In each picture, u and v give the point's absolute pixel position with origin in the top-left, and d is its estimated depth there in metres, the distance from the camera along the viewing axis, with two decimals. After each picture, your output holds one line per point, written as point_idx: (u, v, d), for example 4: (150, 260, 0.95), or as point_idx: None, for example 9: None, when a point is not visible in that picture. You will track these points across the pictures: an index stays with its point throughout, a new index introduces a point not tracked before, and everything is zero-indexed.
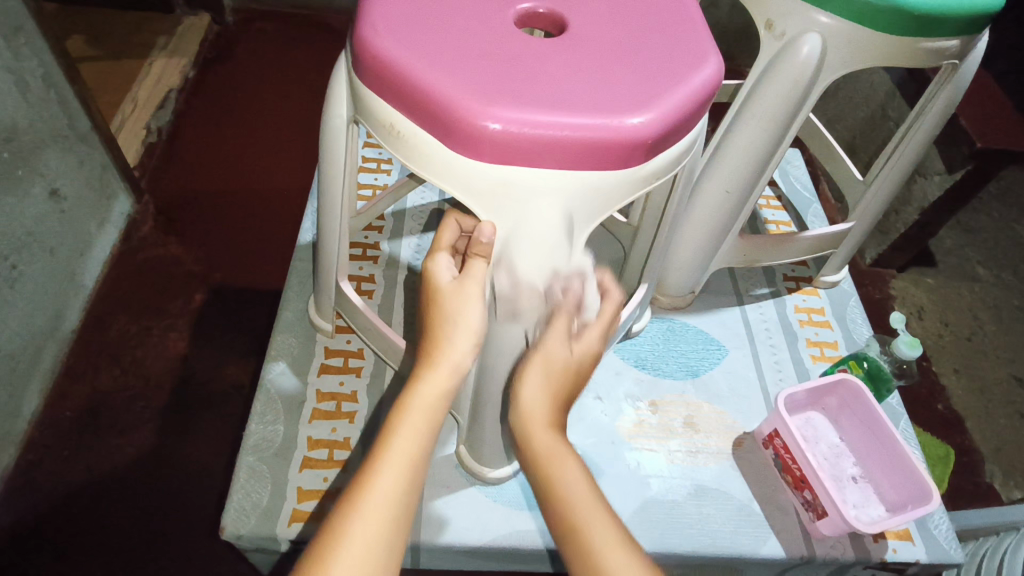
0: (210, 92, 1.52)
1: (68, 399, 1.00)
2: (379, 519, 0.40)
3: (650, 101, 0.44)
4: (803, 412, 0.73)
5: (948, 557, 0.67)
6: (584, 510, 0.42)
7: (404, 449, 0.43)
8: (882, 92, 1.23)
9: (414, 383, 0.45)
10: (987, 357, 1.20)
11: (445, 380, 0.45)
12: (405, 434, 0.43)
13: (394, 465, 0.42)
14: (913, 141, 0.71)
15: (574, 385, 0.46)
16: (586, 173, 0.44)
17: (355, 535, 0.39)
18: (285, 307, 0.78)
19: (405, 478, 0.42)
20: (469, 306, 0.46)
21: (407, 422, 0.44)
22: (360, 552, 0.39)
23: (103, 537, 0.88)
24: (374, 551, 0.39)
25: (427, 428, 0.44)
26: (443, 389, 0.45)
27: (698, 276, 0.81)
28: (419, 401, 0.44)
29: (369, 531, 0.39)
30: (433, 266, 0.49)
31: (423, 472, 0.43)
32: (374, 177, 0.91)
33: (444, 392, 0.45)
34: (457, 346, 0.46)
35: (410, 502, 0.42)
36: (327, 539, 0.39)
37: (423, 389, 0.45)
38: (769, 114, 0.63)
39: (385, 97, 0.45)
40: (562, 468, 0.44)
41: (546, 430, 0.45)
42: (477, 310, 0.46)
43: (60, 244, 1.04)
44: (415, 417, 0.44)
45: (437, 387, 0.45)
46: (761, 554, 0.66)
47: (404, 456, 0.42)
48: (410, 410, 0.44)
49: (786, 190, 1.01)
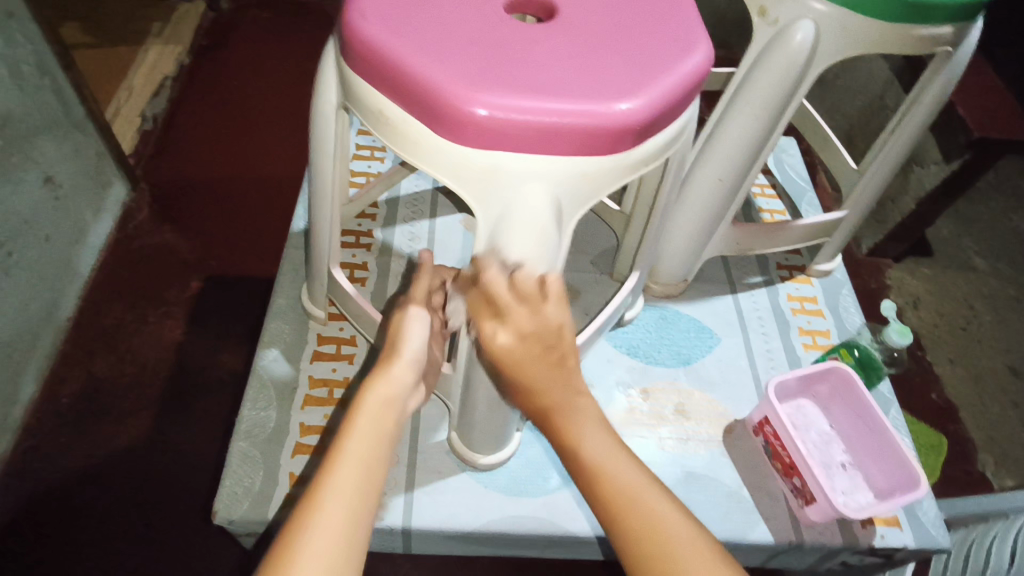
0: (205, 78, 1.51)
1: (65, 385, 1.00)
2: (339, 514, 0.40)
3: (638, 86, 0.43)
4: (793, 400, 0.73)
5: (935, 542, 0.68)
6: (612, 472, 0.44)
7: (359, 451, 0.43)
8: (880, 80, 1.22)
9: (362, 393, 0.47)
10: (981, 347, 1.21)
11: (389, 388, 0.47)
12: (358, 437, 0.44)
13: (350, 467, 0.42)
14: (907, 130, 0.70)
15: (530, 367, 0.47)
16: (575, 158, 0.44)
17: (316, 532, 0.39)
18: (278, 294, 0.78)
19: (361, 478, 0.42)
20: (411, 325, 0.52)
21: (358, 427, 0.45)
22: (324, 550, 0.38)
23: (98, 521, 0.88)
24: (336, 546, 0.39)
25: (380, 432, 0.45)
26: (387, 397, 0.47)
27: (691, 265, 0.81)
28: (371, 406, 0.46)
29: (329, 527, 0.39)
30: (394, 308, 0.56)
31: (381, 471, 0.43)
32: (368, 165, 0.91)
33: (391, 400, 0.47)
34: (399, 363, 0.49)
35: (368, 499, 0.42)
36: (287, 540, 0.39)
37: (373, 395, 0.47)
38: (762, 102, 0.63)
39: (373, 81, 0.45)
40: (586, 428, 0.47)
41: (538, 373, 0.47)
42: (415, 331, 0.52)
43: (55, 231, 1.04)
44: (366, 422, 0.45)
45: (382, 395, 0.47)
46: (749, 538, 0.66)
47: (359, 457, 0.43)
48: (363, 415, 0.46)
49: (781, 178, 1.01)
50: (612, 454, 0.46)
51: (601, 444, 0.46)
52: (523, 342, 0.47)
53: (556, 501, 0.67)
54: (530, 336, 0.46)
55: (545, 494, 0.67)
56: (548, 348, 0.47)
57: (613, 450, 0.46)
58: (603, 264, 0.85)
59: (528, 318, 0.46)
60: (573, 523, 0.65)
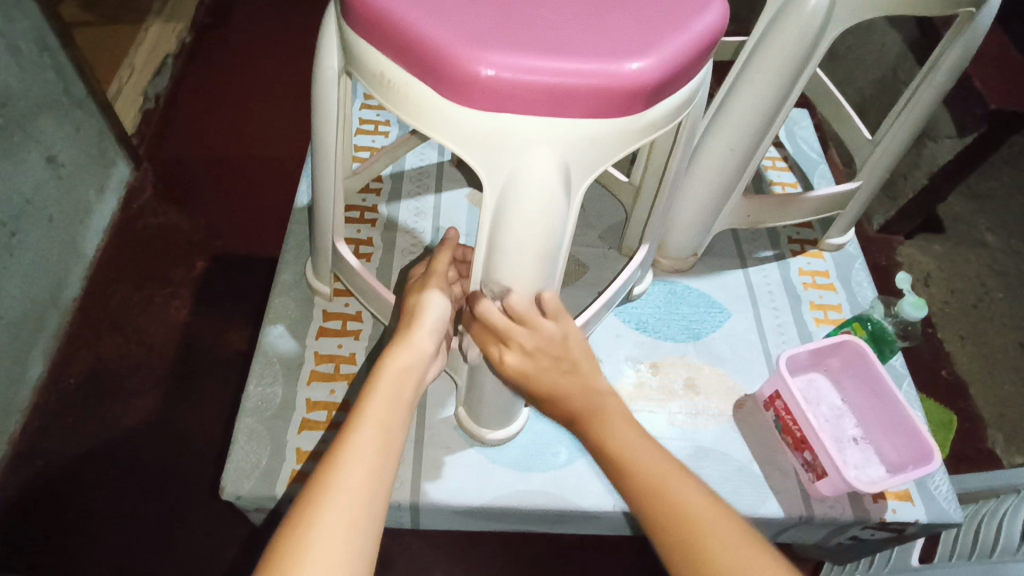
0: (206, 57, 1.49)
1: (73, 364, 1.00)
2: (363, 466, 0.41)
3: (649, 46, 0.42)
4: (805, 373, 0.72)
5: (948, 517, 0.67)
6: (643, 462, 0.46)
7: (378, 414, 0.45)
8: (894, 52, 1.19)
9: (381, 361, 0.49)
10: (992, 324, 1.19)
11: (408, 356, 0.49)
12: (378, 400, 0.46)
13: (372, 426, 0.44)
14: (925, 98, 0.68)
15: (548, 380, 0.50)
16: (584, 121, 0.42)
17: (342, 484, 0.40)
18: (282, 270, 0.77)
19: (380, 438, 0.43)
20: (429, 305, 0.52)
21: (378, 393, 0.46)
22: (349, 500, 0.40)
23: (108, 499, 0.89)
24: (359, 499, 0.40)
25: (399, 395, 0.47)
26: (406, 363, 0.48)
27: (701, 238, 0.80)
28: (390, 374, 0.47)
29: (354, 479, 0.41)
30: (414, 284, 0.57)
31: (399, 430, 0.45)
32: (372, 140, 0.90)
33: (409, 368, 0.48)
34: (419, 331, 0.51)
35: (390, 454, 0.43)
36: (313, 492, 0.40)
37: (391, 364, 0.48)
38: (775, 68, 0.61)
39: (375, 44, 0.43)
40: (615, 424, 0.48)
41: (553, 386, 0.50)
42: (432, 305, 0.52)
43: (59, 211, 1.03)
44: (385, 389, 0.46)
45: (402, 361, 0.48)
46: (759, 513, 0.66)
47: (379, 421, 0.44)
48: (382, 382, 0.47)
49: (792, 151, 0.99)
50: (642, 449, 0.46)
51: (634, 442, 0.47)
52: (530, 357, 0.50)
53: (565, 477, 0.66)
54: (534, 352, 0.50)
55: (554, 468, 0.67)
56: (558, 356, 0.50)
57: (639, 441, 0.47)
58: (611, 239, 0.84)
59: (530, 338, 0.49)
60: (582, 498, 0.65)
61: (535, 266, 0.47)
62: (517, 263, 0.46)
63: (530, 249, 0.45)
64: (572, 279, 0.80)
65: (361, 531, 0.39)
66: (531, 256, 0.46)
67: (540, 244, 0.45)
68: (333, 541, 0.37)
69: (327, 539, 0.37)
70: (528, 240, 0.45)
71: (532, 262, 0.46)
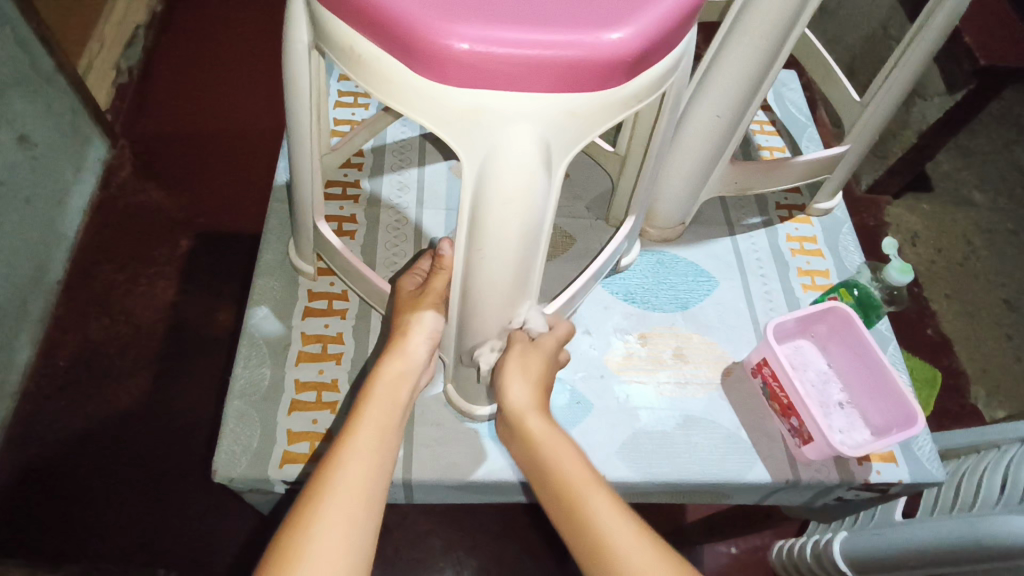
0: (180, 26, 1.44)
1: (61, 347, 0.99)
2: (364, 461, 0.45)
3: (630, 15, 0.41)
4: (791, 340, 0.72)
5: (931, 477, 0.69)
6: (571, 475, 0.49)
7: (376, 416, 0.48)
8: (883, 7, 1.17)
9: (377, 369, 0.53)
10: (979, 282, 1.20)
11: (402, 364, 0.53)
12: (375, 404, 0.49)
13: (370, 427, 0.47)
14: (914, 58, 0.67)
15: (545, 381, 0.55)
16: (562, 96, 0.41)
17: (344, 477, 0.43)
18: (264, 251, 0.76)
19: (377, 437, 0.47)
20: (423, 323, 0.55)
21: (376, 396, 0.50)
22: (351, 491, 0.43)
23: (104, 481, 0.89)
24: (360, 492, 0.43)
25: (394, 399, 0.51)
26: (400, 371, 0.53)
27: (688, 207, 0.79)
28: (385, 380, 0.52)
29: (355, 476, 0.44)
30: (407, 291, 0.59)
31: (395, 432, 0.49)
32: (351, 112, 0.88)
33: (402, 374, 0.53)
34: (413, 338, 0.55)
35: (388, 450, 0.47)
36: (318, 483, 0.43)
37: (386, 370, 0.52)
38: (764, 30, 0.59)
39: (343, 16, 0.42)
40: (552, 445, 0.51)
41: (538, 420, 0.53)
42: (429, 315, 0.56)
43: (35, 192, 1.01)
44: (382, 394, 0.51)
45: (396, 369, 0.53)
46: (746, 479, 0.67)
47: (377, 423, 0.48)
48: (378, 387, 0.51)
49: (780, 114, 0.98)
50: (584, 473, 0.49)
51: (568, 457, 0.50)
52: (537, 361, 0.55)
53: None
54: (542, 354, 0.55)
55: None
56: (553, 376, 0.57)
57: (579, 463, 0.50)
58: (599, 209, 0.83)
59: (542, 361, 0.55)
60: None
61: (517, 246, 0.46)
62: (500, 242, 0.45)
63: (512, 230, 0.45)
64: (560, 251, 0.79)
65: (362, 521, 0.42)
66: (513, 236, 0.45)
67: (522, 226, 0.45)
68: (338, 525, 0.41)
69: (334, 521, 0.41)
70: (510, 221, 0.44)
71: (514, 243, 0.45)
